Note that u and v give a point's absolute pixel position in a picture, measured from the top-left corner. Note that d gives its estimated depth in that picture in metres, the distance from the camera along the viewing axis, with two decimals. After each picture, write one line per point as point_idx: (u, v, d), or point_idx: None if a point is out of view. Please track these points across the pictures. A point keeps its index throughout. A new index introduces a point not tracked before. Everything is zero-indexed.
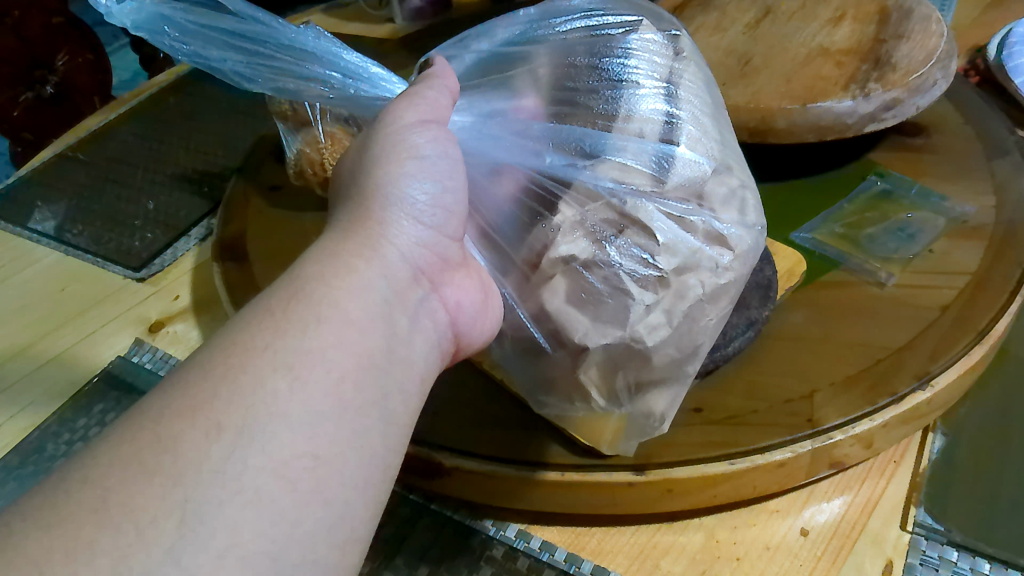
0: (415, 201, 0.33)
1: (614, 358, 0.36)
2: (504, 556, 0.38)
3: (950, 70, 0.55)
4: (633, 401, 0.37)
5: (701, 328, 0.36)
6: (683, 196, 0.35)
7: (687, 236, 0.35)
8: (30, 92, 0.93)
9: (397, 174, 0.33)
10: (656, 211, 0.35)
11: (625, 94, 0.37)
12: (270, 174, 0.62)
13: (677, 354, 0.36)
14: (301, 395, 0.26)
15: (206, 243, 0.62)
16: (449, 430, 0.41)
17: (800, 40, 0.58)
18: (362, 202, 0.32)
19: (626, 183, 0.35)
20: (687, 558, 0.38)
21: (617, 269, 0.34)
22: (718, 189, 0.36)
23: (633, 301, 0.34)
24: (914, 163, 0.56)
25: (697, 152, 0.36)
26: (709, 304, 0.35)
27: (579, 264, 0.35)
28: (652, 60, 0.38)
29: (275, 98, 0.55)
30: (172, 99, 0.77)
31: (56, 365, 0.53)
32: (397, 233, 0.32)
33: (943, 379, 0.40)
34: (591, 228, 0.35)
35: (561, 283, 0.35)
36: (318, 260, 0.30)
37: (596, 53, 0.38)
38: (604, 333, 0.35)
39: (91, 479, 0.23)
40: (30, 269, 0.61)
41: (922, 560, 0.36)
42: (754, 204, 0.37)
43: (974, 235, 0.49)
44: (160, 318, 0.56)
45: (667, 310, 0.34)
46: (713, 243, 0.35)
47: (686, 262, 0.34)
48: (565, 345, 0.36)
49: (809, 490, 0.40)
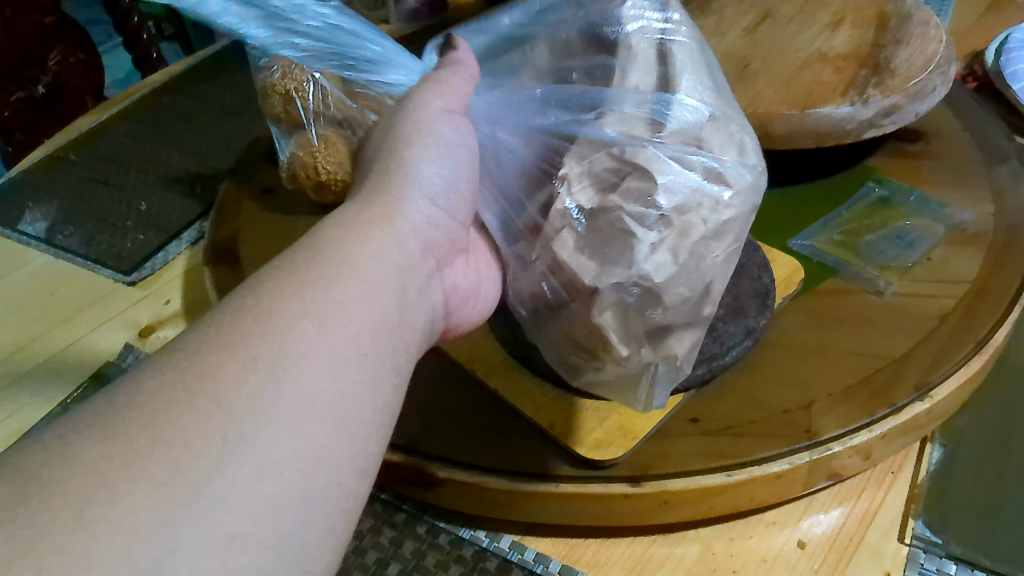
0: (433, 183, 0.34)
1: (617, 310, 0.35)
2: (498, 569, 0.37)
3: (950, 75, 0.55)
4: (647, 347, 0.36)
5: (707, 265, 0.34)
6: (680, 141, 0.34)
7: (686, 172, 0.33)
8: (23, 91, 0.92)
9: (418, 158, 0.34)
10: (659, 155, 0.33)
11: (618, 60, 0.37)
12: (264, 176, 0.61)
13: (679, 296, 0.35)
14: (324, 346, 0.26)
15: (198, 246, 0.61)
16: (443, 437, 0.40)
17: (799, 45, 0.57)
18: (384, 178, 0.33)
19: (620, 130, 0.34)
20: (682, 570, 0.37)
21: (625, 212, 0.33)
22: (718, 131, 0.35)
23: (634, 238, 0.33)
24: (912, 169, 0.56)
25: (690, 100, 0.35)
26: (712, 224, 0.34)
27: (577, 211, 0.34)
28: (649, 13, 0.37)
29: (268, 101, 0.54)
30: (166, 100, 0.76)
31: (43, 371, 0.52)
32: (415, 202, 0.33)
33: (943, 390, 0.40)
34: (598, 176, 0.34)
35: (570, 234, 0.35)
36: (337, 224, 0.30)
37: (596, 19, 0.38)
38: (614, 273, 0.34)
39: (89, 439, 0.21)
40: (20, 271, 0.60)
41: (920, 574, 0.36)
42: (752, 143, 0.36)
43: (973, 243, 0.49)
44: (150, 323, 0.55)
45: (673, 249, 0.33)
46: (714, 180, 0.34)
47: (686, 202, 0.33)
48: (579, 294, 0.36)
49: (807, 500, 0.40)
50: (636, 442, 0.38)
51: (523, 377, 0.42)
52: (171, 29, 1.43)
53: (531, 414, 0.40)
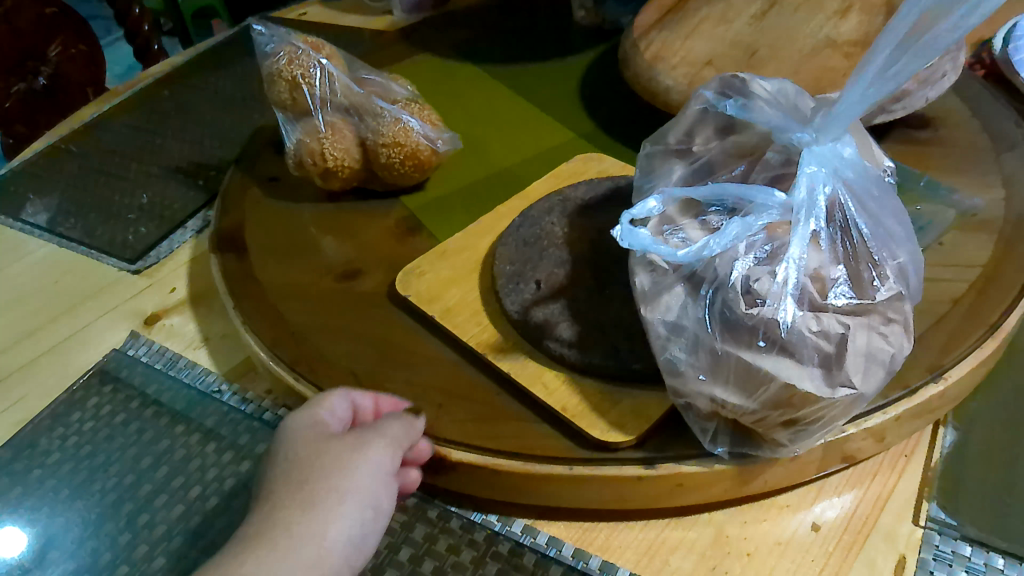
0: (345, 462, 0.34)
1: (743, 368, 0.34)
2: (511, 552, 0.37)
3: (959, 60, 0.54)
4: (776, 410, 0.34)
5: (870, 352, 0.33)
6: (835, 255, 0.35)
7: (839, 269, 0.35)
8: (23, 83, 0.91)
9: (326, 454, 0.34)
10: (805, 235, 0.35)
11: (775, 121, 0.39)
12: (268, 165, 0.60)
13: (824, 382, 0.33)
14: None
15: (203, 235, 0.61)
16: (454, 421, 0.40)
17: (808, 32, 0.58)
18: (300, 467, 0.34)
19: (774, 222, 0.36)
20: (696, 554, 0.37)
21: (779, 275, 0.34)
22: (878, 249, 0.36)
23: (779, 315, 0.33)
24: (921, 155, 0.55)
25: (852, 209, 0.37)
26: (874, 338, 0.33)
27: (730, 280, 0.35)
28: (885, 75, 0.35)
29: (273, 92, 0.56)
30: (168, 90, 0.76)
31: (48, 360, 0.52)
32: (356, 474, 0.34)
33: (956, 372, 0.39)
34: (752, 242, 0.35)
35: (730, 291, 0.34)
36: (264, 515, 0.32)
37: (726, 97, 0.43)
38: (755, 303, 0.34)
39: None
40: (23, 261, 0.60)
41: (935, 555, 0.36)
42: (915, 278, 0.37)
43: (983, 228, 0.49)
44: (156, 311, 0.55)
45: (821, 325, 0.33)
46: (865, 293, 0.35)
47: (824, 281, 0.34)
48: (721, 330, 0.34)
49: (820, 484, 0.40)
50: (650, 424, 0.38)
51: (534, 359, 0.42)
52: (170, 24, 1.43)
53: (544, 397, 0.40)
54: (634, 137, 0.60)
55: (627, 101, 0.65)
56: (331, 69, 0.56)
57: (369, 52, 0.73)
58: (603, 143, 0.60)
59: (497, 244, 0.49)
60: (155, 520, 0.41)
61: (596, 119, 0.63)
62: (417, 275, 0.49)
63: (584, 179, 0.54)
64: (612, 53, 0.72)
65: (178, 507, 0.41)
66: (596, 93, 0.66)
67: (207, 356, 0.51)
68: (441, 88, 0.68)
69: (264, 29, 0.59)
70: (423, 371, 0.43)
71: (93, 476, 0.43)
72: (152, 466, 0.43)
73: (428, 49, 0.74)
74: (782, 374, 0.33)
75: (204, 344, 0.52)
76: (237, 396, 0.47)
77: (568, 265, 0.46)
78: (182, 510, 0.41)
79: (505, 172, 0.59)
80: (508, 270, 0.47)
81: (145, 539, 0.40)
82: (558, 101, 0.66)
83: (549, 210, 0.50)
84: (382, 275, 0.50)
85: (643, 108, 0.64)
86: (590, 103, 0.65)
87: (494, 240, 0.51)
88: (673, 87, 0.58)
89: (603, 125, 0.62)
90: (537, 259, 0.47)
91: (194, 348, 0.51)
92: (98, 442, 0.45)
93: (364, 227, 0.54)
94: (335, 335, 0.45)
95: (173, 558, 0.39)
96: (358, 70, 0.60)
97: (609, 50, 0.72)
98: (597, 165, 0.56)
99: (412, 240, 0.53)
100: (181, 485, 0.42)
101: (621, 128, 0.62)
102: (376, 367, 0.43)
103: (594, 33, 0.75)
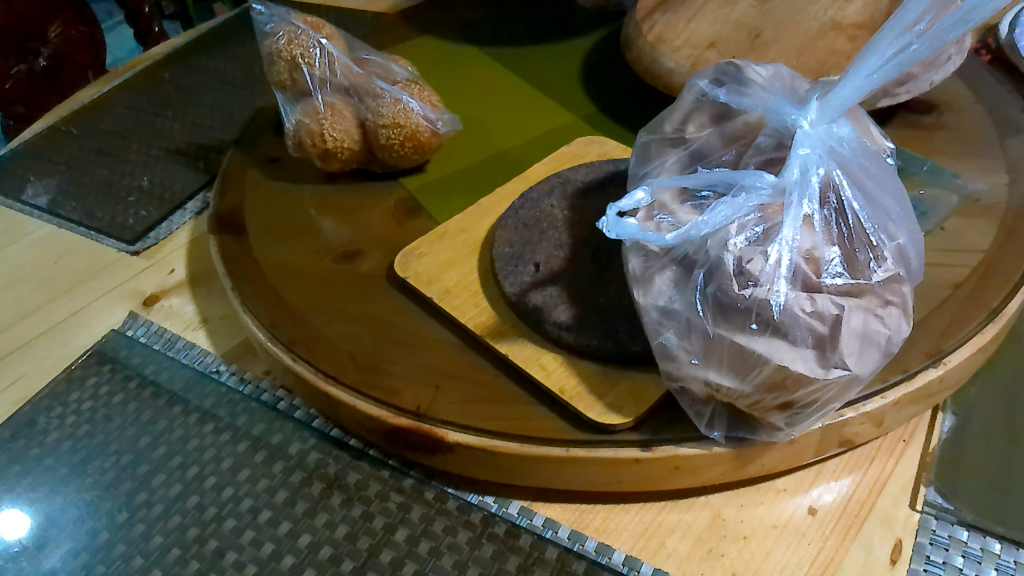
0: None
1: (736, 350, 0.34)
2: (507, 533, 0.37)
3: (966, 43, 0.54)
4: (767, 393, 0.34)
5: (862, 335, 0.33)
6: (829, 237, 0.35)
7: (834, 251, 0.34)
8: (23, 64, 0.91)
9: None
10: (798, 215, 0.34)
11: (763, 104, 0.39)
12: (268, 146, 0.60)
13: (817, 364, 0.33)
14: None
15: (202, 216, 0.60)
16: (452, 402, 0.40)
17: (812, 15, 0.57)
18: None
19: (766, 203, 0.35)
20: (693, 536, 0.37)
21: (770, 258, 0.33)
22: (875, 231, 0.36)
23: (772, 296, 0.33)
24: (924, 140, 0.55)
25: (848, 188, 0.36)
26: (870, 321, 0.33)
27: (721, 262, 0.34)
28: (890, 61, 0.35)
29: (273, 70, 0.56)
30: (167, 71, 0.75)
31: (47, 341, 0.52)
32: None
33: (956, 357, 0.39)
34: (743, 221, 0.35)
35: (721, 270, 0.34)
36: None
37: (720, 83, 0.42)
38: (746, 285, 0.33)
39: None
40: (23, 241, 0.60)
41: (932, 540, 0.36)
42: (915, 259, 0.36)
43: (985, 214, 0.48)
44: (154, 292, 0.55)
45: (812, 306, 0.33)
46: (858, 274, 0.34)
47: (818, 263, 0.34)
48: (715, 311, 0.34)
49: (817, 469, 0.40)
50: (647, 407, 0.38)
51: (531, 341, 0.42)
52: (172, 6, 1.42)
53: (542, 379, 0.40)
54: (635, 121, 0.60)
55: (630, 85, 0.64)
56: (330, 49, 0.56)
57: (370, 35, 0.73)
58: (604, 127, 0.60)
59: (496, 227, 0.49)
60: (153, 499, 0.41)
61: (598, 103, 0.62)
62: (416, 257, 0.48)
63: (584, 163, 0.53)
64: (614, 37, 0.71)
65: (176, 486, 0.41)
66: (598, 76, 0.66)
67: (206, 337, 0.51)
68: (443, 71, 0.68)
69: (264, 8, 0.59)
70: (421, 353, 0.43)
71: (91, 455, 0.43)
72: (149, 445, 0.43)
73: (429, 32, 0.73)
74: (775, 356, 0.33)
75: (203, 325, 0.52)
76: (234, 376, 0.47)
77: (567, 248, 0.46)
78: (179, 490, 0.41)
79: (503, 155, 0.58)
80: (507, 252, 0.46)
81: (143, 517, 0.40)
82: (559, 84, 0.65)
83: (549, 192, 0.50)
84: (381, 257, 0.50)
85: (645, 93, 0.63)
86: (591, 87, 0.65)
87: (493, 222, 0.51)
88: (676, 69, 0.58)
89: (604, 109, 0.62)
90: (534, 243, 0.46)
91: (192, 329, 0.51)
92: (96, 421, 0.45)
93: (364, 209, 0.54)
94: (333, 317, 0.45)
95: (171, 537, 0.39)
96: (357, 50, 0.59)
97: (611, 34, 0.72)
98: (598, 148, 0.56)
99: (412, 222, 0.53)
100: (179, 465, 0.42)
101: (622, 111, 0.61)
102: (375, 348, 0.43)
103: (598, 16, 0.75)
